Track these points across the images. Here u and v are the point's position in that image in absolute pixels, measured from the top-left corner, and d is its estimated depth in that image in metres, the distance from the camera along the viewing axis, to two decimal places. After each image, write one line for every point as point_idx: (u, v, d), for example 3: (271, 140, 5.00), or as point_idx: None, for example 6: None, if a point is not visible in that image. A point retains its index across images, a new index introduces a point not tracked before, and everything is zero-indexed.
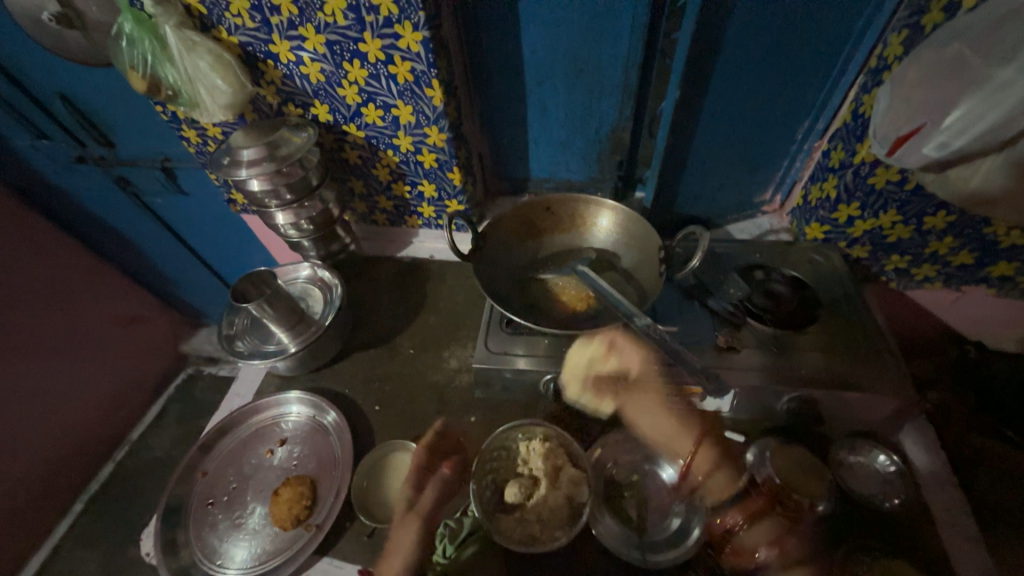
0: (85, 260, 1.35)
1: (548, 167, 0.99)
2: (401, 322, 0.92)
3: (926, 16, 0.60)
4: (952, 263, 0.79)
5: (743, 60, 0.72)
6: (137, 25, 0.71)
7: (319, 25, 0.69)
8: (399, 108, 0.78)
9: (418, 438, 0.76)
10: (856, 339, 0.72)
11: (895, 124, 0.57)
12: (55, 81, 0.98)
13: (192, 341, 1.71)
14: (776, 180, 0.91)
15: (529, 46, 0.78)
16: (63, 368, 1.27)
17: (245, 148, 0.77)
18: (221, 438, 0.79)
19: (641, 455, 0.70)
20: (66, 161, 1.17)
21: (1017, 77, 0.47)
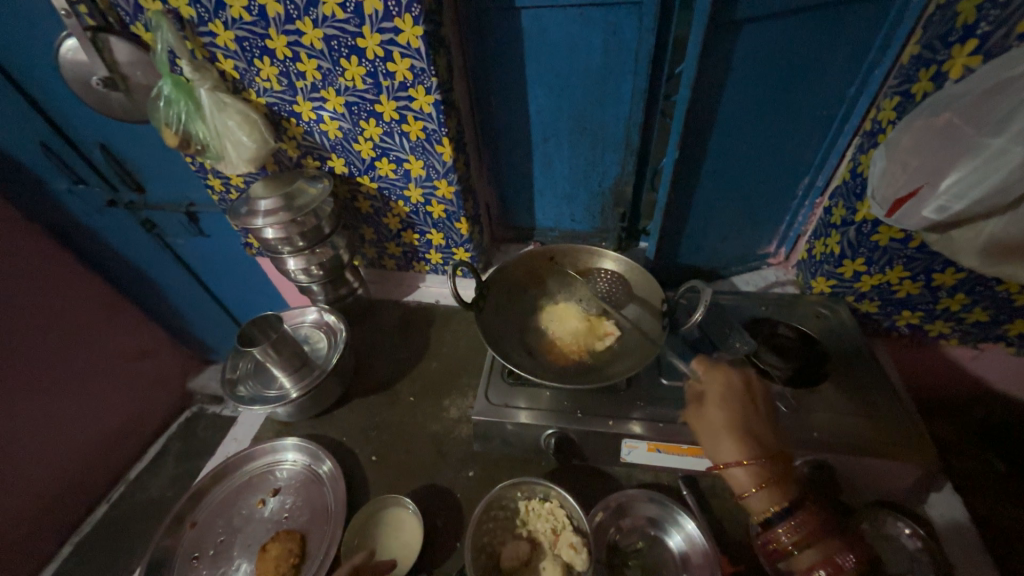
0: (104, 297, 1.39)
1: (553, 217, 1.01)
2: (404, 368, 0.92)
3: (915, 85, 0.63)
4: (967, 321, 0.76)
5: (741, 121, 0.75)
6: (175, 88, 0.76)
7: (340, 89, 0.74)
8: (411, 162, 0.82)
9: (413, 492, 0.74)
10: (871, 401, 0.69)
11: (894, 186, 0.59)
12: (98, 133, 1.05)
13: (199, 378, 1.72)
14: (780, 234, 0.93)
15: (535, 107, 0.83)
16: (69, 403, 1.26)
17: (263, 199, 0.81)
18: (214, 486, 0.78)
19: (646, 519, 0.67)
20: (99, 205, 1.24)
21: (1010, 147, 0.48)
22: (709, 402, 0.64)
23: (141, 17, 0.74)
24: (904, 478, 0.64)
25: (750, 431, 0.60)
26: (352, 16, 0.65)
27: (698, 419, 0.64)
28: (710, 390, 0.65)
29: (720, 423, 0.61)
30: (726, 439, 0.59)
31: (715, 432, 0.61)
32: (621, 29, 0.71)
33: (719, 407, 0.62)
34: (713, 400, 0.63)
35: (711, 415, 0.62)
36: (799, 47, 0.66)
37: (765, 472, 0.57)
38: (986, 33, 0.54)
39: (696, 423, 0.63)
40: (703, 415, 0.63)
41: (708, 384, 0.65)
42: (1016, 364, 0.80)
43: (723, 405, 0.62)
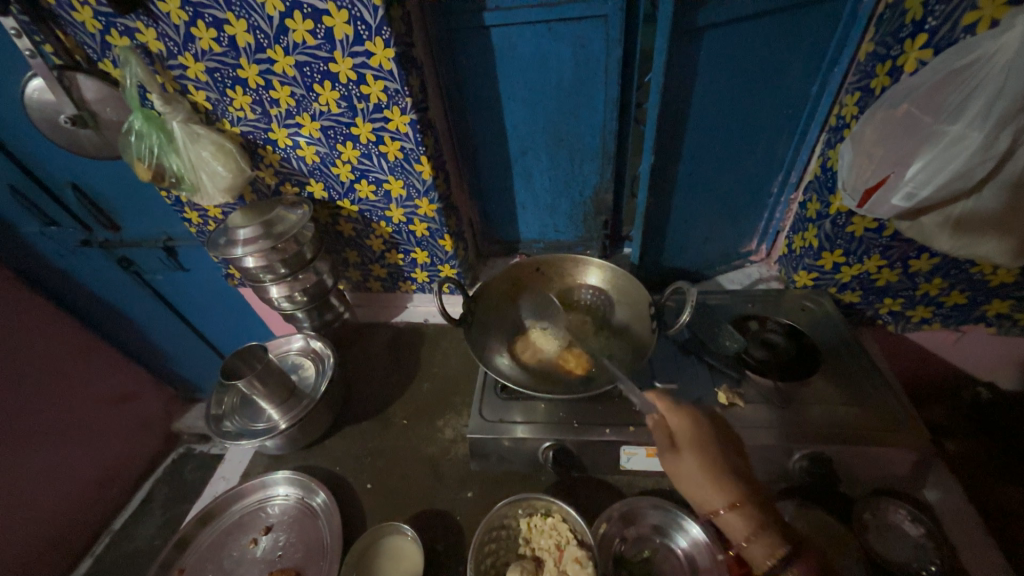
0: (81, 340, 1.34)
1: (536, 229, 1.02)
2: (395, 391, 0.90)
3: (873, 80, 0.66)
4: (946, 304, 0.78)
5: (711, 124, 0.77)
6: (145, 122, 0.76)
7: (315, 114, 0.75)
8: (390, 182, 0.82)
9: (412, 518, 0.72)
10: (862, 389, 0.70)
11: (862, 176, 0.61)
12: (69, 172, 1.03)
13: (184, 418, 1.66)
14: (759, 231, 0.95)
15: (511, 122, 0.84)
16: (47, 454, 1.21)
17: (242, 228, 0.80)
18: (202, 529, 0.74)
19: (651, 527, 0.66)
20: (72, 245, 1.21)
21: (967, 134, 0.50)
22: (683, 446, 0.58)
23: (108, 53, 0.74)
24: (902, 466, 0.64)
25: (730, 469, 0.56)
26: (323, 42, 0.66)
27: (675, 466, 0.57)
28: (681, 430, 0.59)
29: (701, 469, 0.56)
30: (709, 485, 0.55)
31: (696, 480, 0.56)
32: (589, 41, 0.72)
33: (697, 453, 0.56)
34: (687, 445, 0.58)
35: (690, 461, 0.56)
36: (761, 50, 0.69)
37: (753, 516, 0.53)
38: (933, 28, 0.57)
39: (674, 470, 0.58)
40: (680, 460, 0.57)
41: (678, 425, 0.59)
42: (997, 343, 0.82)
43: (699, 450, 0.57)
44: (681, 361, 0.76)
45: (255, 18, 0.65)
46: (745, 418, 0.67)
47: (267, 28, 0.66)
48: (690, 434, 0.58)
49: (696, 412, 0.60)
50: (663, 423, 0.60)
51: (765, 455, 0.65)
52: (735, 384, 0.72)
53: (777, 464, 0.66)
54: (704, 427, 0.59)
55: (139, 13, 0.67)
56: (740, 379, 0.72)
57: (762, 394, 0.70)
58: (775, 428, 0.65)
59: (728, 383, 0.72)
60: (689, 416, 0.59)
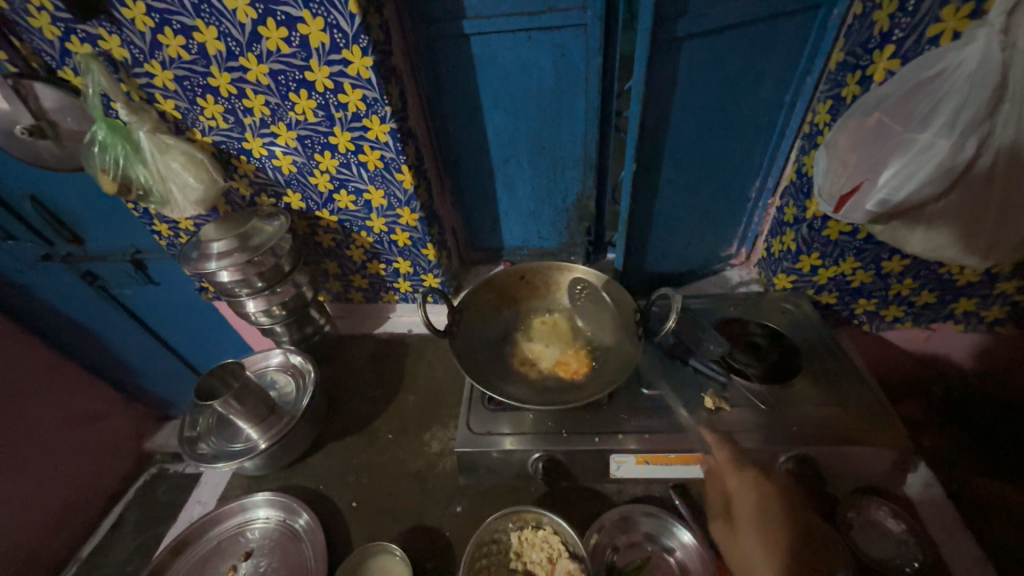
0: (44, 360, 1.27)
1: (519, 235, 1.01)
2: (379, 405, 0.88)
3: (844, 89, 0.68)
4: (917, 303, 0.80)
5: (690, 131, 0.78)
6: (110, 132, 0.72)
7: (290, 123, 0.73)
8: (370, 192, 0.80)
9: (400, 536, 0.70)
10: (842, 388, 0.71)
11: (837, 183, 0.62)
12: (27, 184, 0.98)
13: (157, 437, 1.61)
14: (739, 235, 0.97)
15: (493, 130, 0.83)
16: (8, 482, 1.14)
17: (216, 241, 0.77)
18: (175, 559, 0.71)
19: (642, 534, 0.66)
20: (32, 260, 1.15)
21: (936, 141, 0.52)
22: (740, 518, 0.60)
23: (68, 60, 0.70)
24: (881, 464, 0.65)
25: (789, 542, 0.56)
26: (298, 50, 0.64)
27: (732, 539, 0.59)
28: (740, 503, 0.60)
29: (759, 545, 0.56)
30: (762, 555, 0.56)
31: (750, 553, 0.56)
32: (569, 50, 0.73)
33: (757, 527, 0.58)
34: (743, 518, 0.59)
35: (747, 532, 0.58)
36: (736, 58, 0.70)
37: None
38: (900, 39, 0.59)
39: (731, 544, 0.59)
40: (737, 533, 0.59)
41: (737, 495, 0.61)
42: (964, 339, 0.85)
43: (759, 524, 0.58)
44: (667, 366, 0.76)
45: (226, 24, 0.63)
46: (731, 423, 0.68)
47: (239, 36, 0.64)
48: (749, 507, 0.59)
49: (758, 479, 0.61)
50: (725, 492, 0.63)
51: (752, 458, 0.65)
52: (721, 388, 0.73)
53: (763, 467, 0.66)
54: (765, 498, 0.60)
55: (101, 19, 0.65)
56: (725, 382, 0.73)
57: (746, 397, 0.71)
58: (760, 431, 0.66)
59: (713, 388, 0.73)
60: (750, 484, 0.61)
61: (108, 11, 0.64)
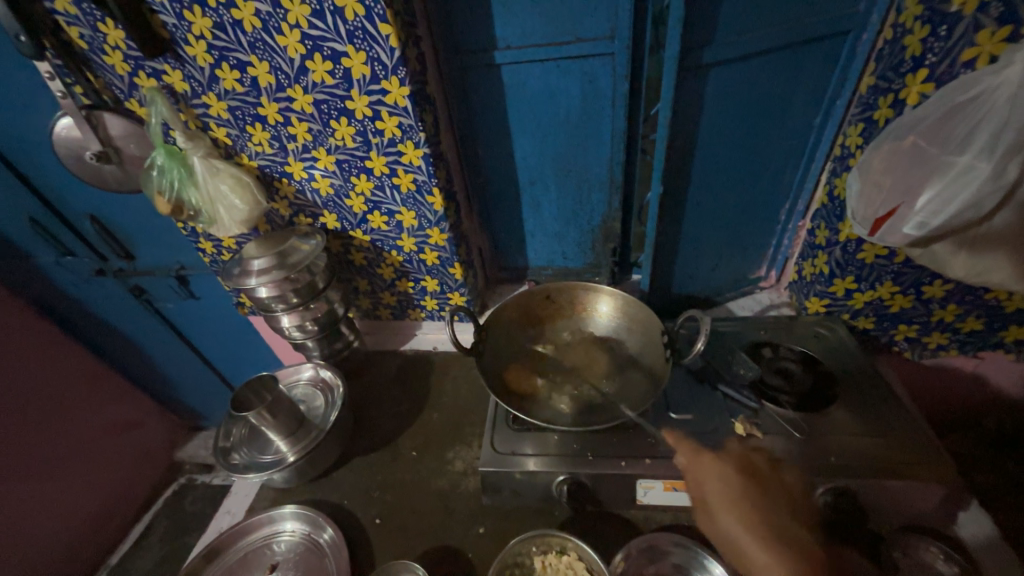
0: (90, 369, 1.34)
1: (545, 256, 1.03)
2: (404, 421, 0.89)
3: (876, 112, 0.67)
4: (962, 330, 0.77)
5: (717, 154, 0.78)
6: (168, 157, 0.77)
7: (330, 148, 0.77)
8: (402, 214, 0.84)
9: (422, 556, 0.69)
10: (883, 418, 0.68)
11: (872, 206, 0.61)
12: (88, 205, 1.06)
13: (187, 447, 1.66)
14: (768, 257, 0.95)
15: (520, 154, 0.86)
16: (49, 486, 1.19)
17: (256, 258, 0.81)
18: (206, 566, 0.73)
19: (670, 565, 0.64)
20: (86, 275, 1.23)
21: (978, 163, 0.51)
22: (715, 503, 0.61)
23: (135, 93, 0.77)
24: (929, 500, 0.62)
25: (771, 527, 0.59)
26: (341, 81, 0.68)
27: (713, 526, 0.62)
28: (709, 488, 0.62)
29: (738, 530, 0.60)
30: (753, 547, 0.58)
31: (736, 540, 0.60)
32: (596, 78, 0.75)
33: (733, 516, 0.60)
34: (719, 505, 0.61)
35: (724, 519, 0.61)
36: (764, 83, 0.71)
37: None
38: (933, 63, 0.59)
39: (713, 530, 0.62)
40: (716, 520, 0.61)
41: (704, 484, 0.63)
42: (1016, 370, 0.81)
43: (733, 511, 0.60)
44: (694, 389, 0.75)
45: (277, 59, 0.68)
46: (764, 450, 0.66)
47: (288, 69, 0.68)
48: (715, 490, 0.62)
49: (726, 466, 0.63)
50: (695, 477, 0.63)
51: (786, 489, 0.63)
52: (752, 414, 0.71)
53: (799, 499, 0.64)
54: (734, 486, 0.62)
55: (167, 56, 0.71)
56: (756, 409, 0.71)
57: (779, 425, 0.69)
58: (795, 460, 0.64)
59: (744, 413, 0.71)
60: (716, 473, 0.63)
61: (174, 50, 0.70)
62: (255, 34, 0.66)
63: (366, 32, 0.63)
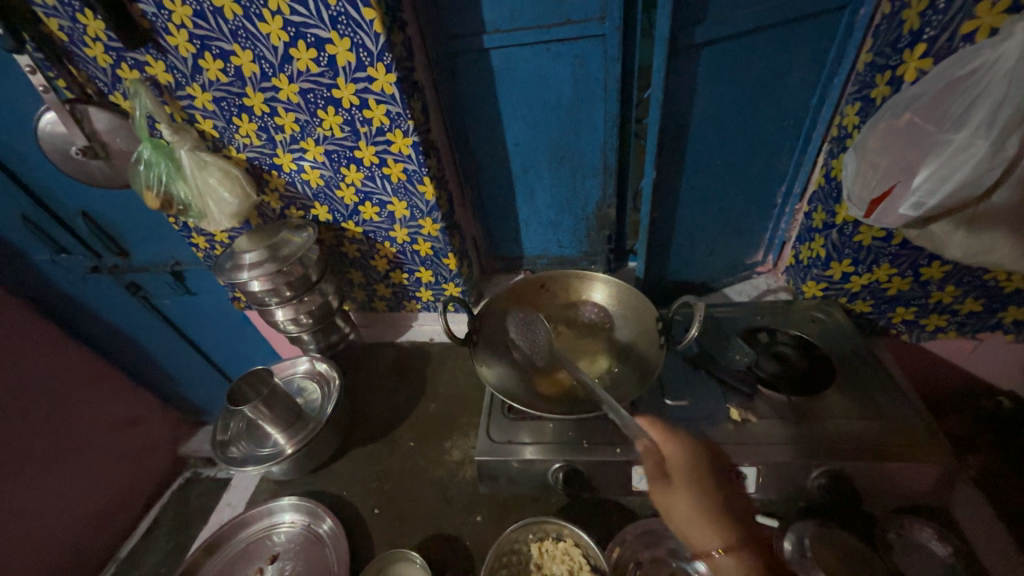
0: (90, 366, 1.35)
1: (540, 245, 1.02)
2: (401, 412, 0.89)
3: (874, 90, 0.66)
4: (961, 312, 0.76)
5: (711, 138, 0.77)
6: (155, 151, 0.77)
7: (318, 138, 0.76)
8: (394, 204, 0.83)
9: (420, 544, 0.70)
10: (880, 402, 0.68)
11: (868, 187, 0.60)
12: (80, 202, 1.05)
13: (191, 442, 1.68)
14: (765, 242, 0.95)
15: (512, 141, 0.85)
16: (53, 481, 1.20)
17: (248, 252, 0.81)
18: (208, 559, 0.74)
19: (666, 550, 0.64)
20: (82, 272, 1.22)
21: (974, 141, 0.50)
22: (676, 477, 0.56)
23: (119, 86, 0.76)
24: (925, 482, 0.62)
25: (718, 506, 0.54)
26: (326, 69, 0.67)
27: (665, 500, 0.55)
28: (673, 460, 0.57)
29: (691, 505, 0.54)
30: (700, 522, 0.53)
31: (688, 516, 0.54)
32: (587, 61, 0.73)
33: (694, 489, 0.55)
34: (681, 477, 0.55)
35: (682, 496, 0.54)
36: (759, 63, 0.69)
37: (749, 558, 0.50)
38: (931, 37, 0.57)
39: (664, 504, 0.55)
40: (672, 493, 0.55)
41: (672, 456, 0.57)
42: (1015, 350, 0.80)
43: (693, 486, 0.55)
44: (690, 376, 0.75)
45: (260, 48, 0.66)
46: (758, 435, 0.66)
47: (271, 58, 0.67)
48: (682, 464, 0.56)
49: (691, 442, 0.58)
50: (654, 450, 0.57)
51: (782, 473, 0.63)
52: (747, 399, 0.70)
53: (794, 483, 0.64)
54: (699, 459, 0.57)
55: (149, 47, 0.70)
56: (752, 394, 0.71)
57: (774, 409, 0.68)
58: (791, 444, 0.64)
59: (740, 399, 0.71)
60: (684, 448, 0.57)
61: (155, 40, 0.69)
62: (237, 22, 0.64)
63: (349, 17, 0.61)
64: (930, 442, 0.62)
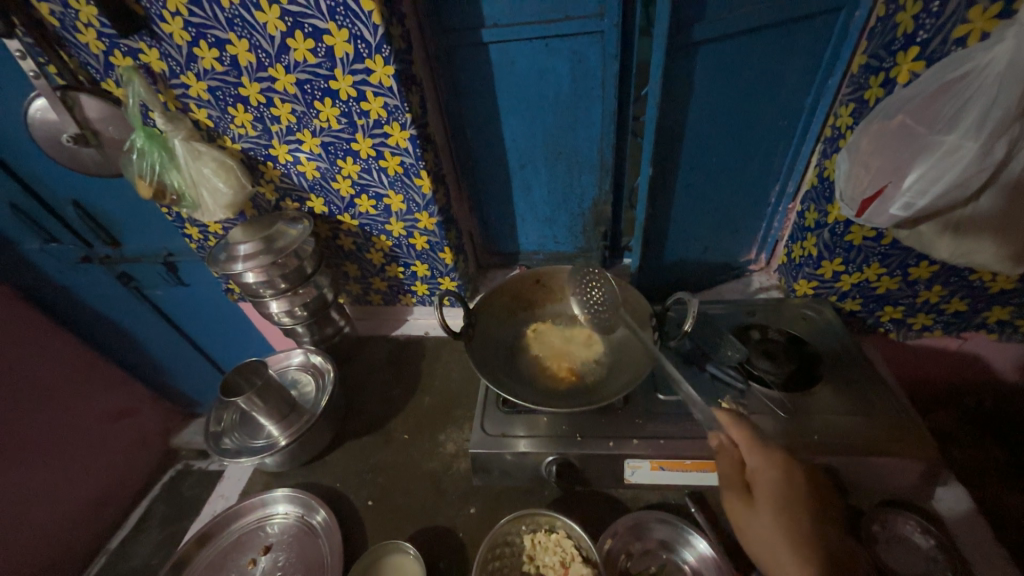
0: (79, 356, 1.33)
1: (536, 240, 1.02)
2: (395, 405, 0.90)
3: (867, 92, 0.67)
4: (947, 311, 0.78)
5: (707, 136, 0.78)
6: (148, 140, 0.76)
7: (315, 130, 0.75)
8: (390, 197, 0.83)
9: (414, 536, 0.71)
10: (867, 398, 0.69)
11: (860, 187, 0.61)
12: (70, 190, 1.04)
13: (182, 434, 1.67)
14: (758, 240, 0.96)
15: (509, 136, 0.85)
16: (42, 473, 1.19)
17: (243, 243, 0.80)
18: (200, 550, 0.74)
19: (656, 542, 0.65)
20: (72, 262, 1.21)
21: (964, 143, 0.51)
22: (760, 500, 0.56)
23: (111, 73, 0.75)
24: (909, 476, 0.63)
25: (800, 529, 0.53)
26: (324, 60, 0.66)
27: (742, 517, 0.57)
28: (762, 482, 0.57)
29: (776, 528, 0.54)
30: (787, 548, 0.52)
31: (771, 540, 0.53)
32: (586, 57, 0.73)
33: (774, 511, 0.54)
34: (763, 499, 0.56)
35: (766, 516, 0.55)
36: (756, 62, 0.70)
37: None
38: (924, 40, 0.58)
39: (739, 520, 0.57)
40: (752, 513, 0.56)
41: (759, 476, 0.57)
42: (998, 349, 0.82)
43: (778, 510, 0.54)
44: (683, 371, 0.76)
45: (257, 37, 0.66)
46: None
47: (268, 48, 0.66)
48: (767, 482, 0.56)
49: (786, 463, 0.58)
50: (734, 459, 0.60)
51: None
52: (738, 395, 0.72)
53: None
54: (794, 484, 0.56)
55: (143, 34, 0.69)
56: (742, 389, 0.72)
57: (764, 405, 0.70)
58: (780, 440, 0.65)
59: (730, 394, 0.72)
60: (770, 463, 0.57)
61: (149, 27, 0.68)
62: (233, 10, 0.64)
63: (347, 8, 0.61)
64: (915, 438, 0.63)
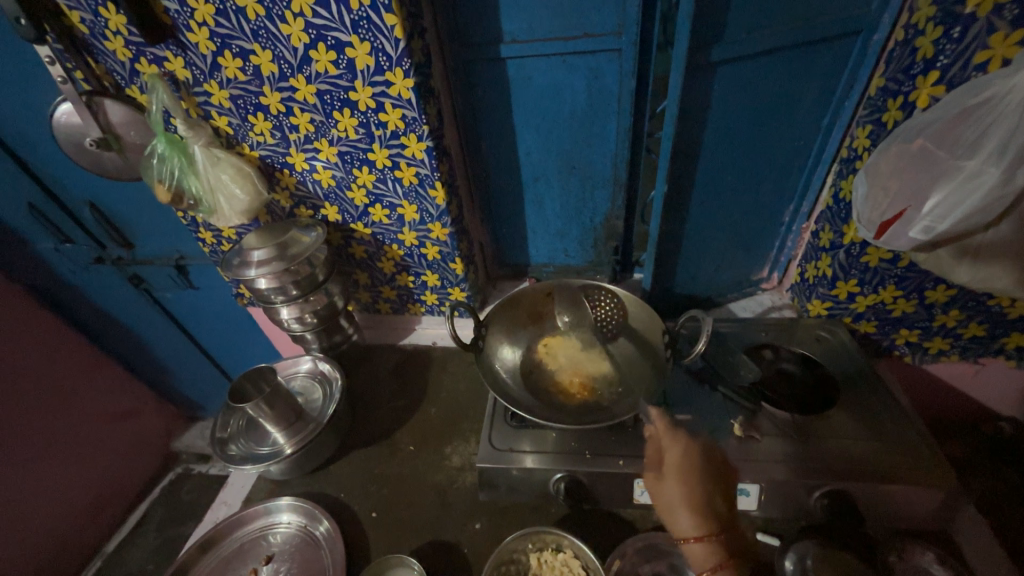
0: (86, 356, 1.34)
1: (546, 253, 1.02)
2: (401, 415, 0.89)
3: (885, 114, 0.67)
4: (964, 336, 0.76)
5: (722, 154, 0.78)
6: (168, 145, 0.77)
7: (332, 139, 0.76)
8: (404, 207, 0.83)
9: (416, 550, 0.69)
10: (882, 423, 0.68)
11: (878, 209, 0.60)
12: (88, 191, 1.05)
13: (184, 437, 1.66)
14: (771, 259, 0.95)
15: (524, 150, 0.85)
16: (43, 473, 1.19)
17: (256, 249, 0.81)
18: (201, 558, 0.73)
19: (666, 565, 0.64)
20: (85, 262, 1.22)
21: (985, 169, 0.51)
22: (667, 471, 0.63)
23: (136, 80, 0.76)
24: (926, 505, 0.62)
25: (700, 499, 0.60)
26: (344, 72, 0.67)
27: (656, 487, 0.63)
28: (671, 458, 0.64)
29: (679, 496, 0.61)
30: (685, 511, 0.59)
31: (673, 505, 0.61)
32: (602, 74, 0.74)
33: (680, 482, 0.61)
34: (671, 471, 0.63)
35: (671, 485, 0.62)
36: (772, 83, 0.70)
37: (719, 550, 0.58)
38: (945, 65, 0.58)
39: (654, 490, 0.63)
40: (662, 483, 0.63)
41: (669, 451, 0.64)
42: (1017, 376, 0.81)
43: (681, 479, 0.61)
44: (694, 390, 0.75)
45: (281, 48, 0.67)
46: (761, 452, 0.65)
47: (291, 59, 0.68)
48: (679, 460, 0.63)
49: (690, 441, 0.64)
50: (657, 440, 0.66)
51: (785, 492, 0.63)
52: (751, 416, 0.71)
53: (795, 502, 0.64)
54: (696, 458, 0.63)
55: (169, 43, 0.70)
56: (755, 410, 0.71)
57: (778, 426, 0.68)
58: (794, 464, 0.64)
59: (743, 415, 0.71)
60: (681, 443, 0.64)
61: (176, 36, 0.69)
62: (258, 22, 0.65)
63: (370, 22, 0.62)
64: (934, 466, 0.62)
